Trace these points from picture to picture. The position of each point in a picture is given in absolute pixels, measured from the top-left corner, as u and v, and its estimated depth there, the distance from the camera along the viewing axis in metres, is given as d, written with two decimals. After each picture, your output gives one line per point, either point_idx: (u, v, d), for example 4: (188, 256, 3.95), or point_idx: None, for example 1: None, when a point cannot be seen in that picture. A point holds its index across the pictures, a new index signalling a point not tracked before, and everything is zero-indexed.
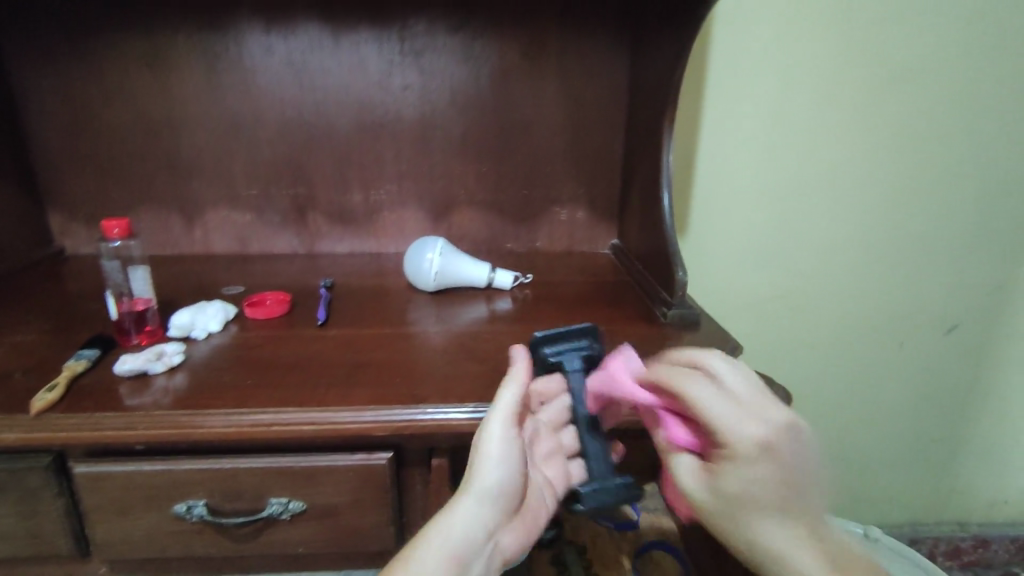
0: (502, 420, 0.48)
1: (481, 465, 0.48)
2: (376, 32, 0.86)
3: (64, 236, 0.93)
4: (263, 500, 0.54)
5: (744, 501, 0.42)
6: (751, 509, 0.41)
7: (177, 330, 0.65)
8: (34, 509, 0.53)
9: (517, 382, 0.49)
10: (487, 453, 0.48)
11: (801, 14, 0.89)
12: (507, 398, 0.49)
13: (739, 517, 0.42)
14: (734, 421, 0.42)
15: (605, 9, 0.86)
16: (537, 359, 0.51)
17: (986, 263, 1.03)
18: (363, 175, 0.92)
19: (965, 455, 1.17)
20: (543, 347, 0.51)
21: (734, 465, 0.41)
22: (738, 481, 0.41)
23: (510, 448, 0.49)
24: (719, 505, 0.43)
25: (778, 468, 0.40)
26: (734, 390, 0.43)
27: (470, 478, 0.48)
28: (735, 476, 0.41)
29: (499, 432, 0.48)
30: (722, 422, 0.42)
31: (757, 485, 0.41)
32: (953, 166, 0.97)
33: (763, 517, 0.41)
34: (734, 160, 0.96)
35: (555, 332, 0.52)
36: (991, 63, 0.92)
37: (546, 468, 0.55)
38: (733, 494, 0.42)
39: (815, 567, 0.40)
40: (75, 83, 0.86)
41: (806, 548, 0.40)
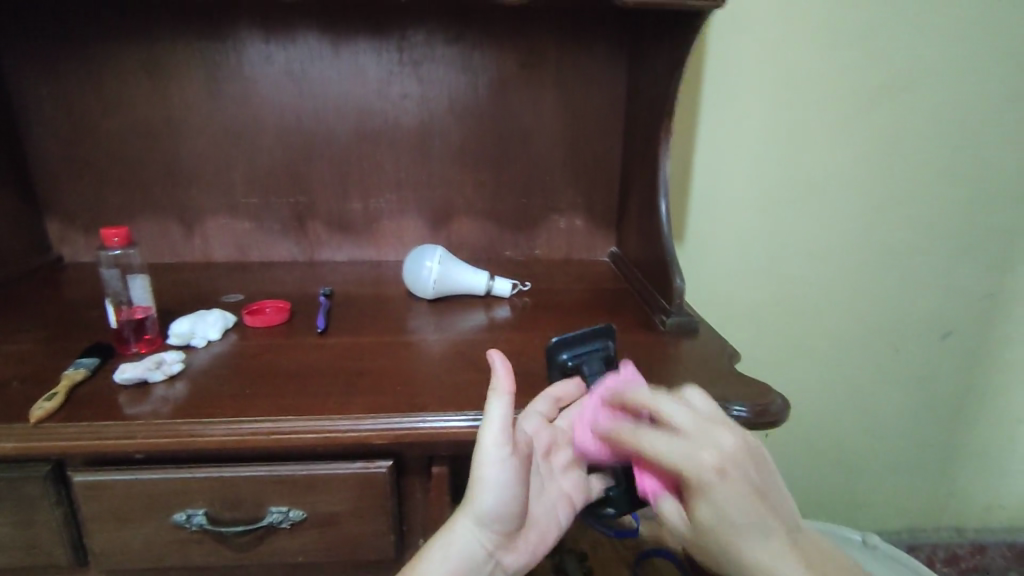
0: (494, 447, 0.45)
1: (477, 489, 0.46)
2: (375, 42, 0.87)
3: (62, 244, 0.93)
4: (263, 508, 0.54)
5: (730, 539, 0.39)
6: (735, 544, 0.39)
7: (176, 339, 0.65)
8: (32, 518, 0.53)
9: (502, 403, 0.45)
10: (481, 478, 0.46)
11: (795, 24, 0.90)
12: (494, 420, 0.45)
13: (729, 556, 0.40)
14: (689, 460, 0.39)
15: (602, 20, 0.87)
16: (553, 364, 0.54)
17: (980, 270, 1.04)
18: (362, 183, 0.93)
19: (962, 461, 1.17)
20: (561, 353, 0.54)
21: (706, 505, 0.39)
22: (714, 517, 0.39)
23: (511, 476, 0.46)
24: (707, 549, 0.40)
25: (742, 493, 0.39)
26: (681, 426, 0.41)
27: (468, 499, 0.47)
28: (709, 513, 0.39)
29: (491, 458, 0.45)
30: (680, 465, 0.39)
31: (734, 518, 0.39)
32: (947, 173, 0.98)
33: (749, 549, 0.39)
34: (730, 168, 0.97)
35: (571, 337, 0.54)
36: (982, 73, 0.94)
37: (563, 479, 0.52)
38: (712, 529, 0.39)
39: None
40: (75, 92, 0.87)
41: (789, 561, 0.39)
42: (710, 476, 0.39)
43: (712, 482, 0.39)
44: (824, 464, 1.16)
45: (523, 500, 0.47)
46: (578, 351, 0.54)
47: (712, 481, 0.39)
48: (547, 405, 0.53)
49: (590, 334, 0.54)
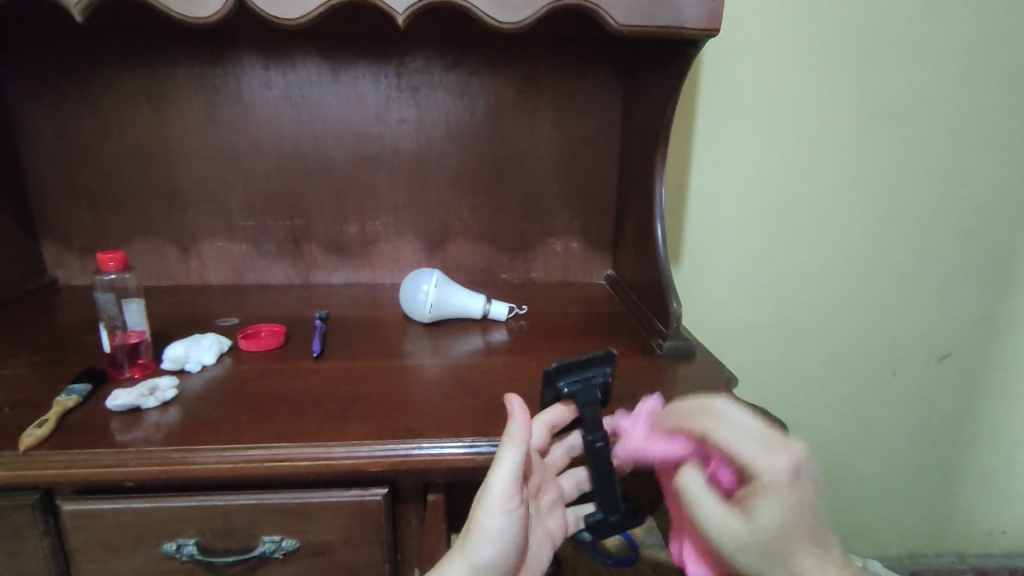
0: (499, 494, 0.44)
1: (476, 540, 0.44)
2: (373, 68, 0.87)
3: (57, 266, 0.93)
4: (257, 538, 0.53)
5: (773, 546, 0.42)
6: (771, 549, 0.42)
7: (171, 363, 0.65)
8: (19, 548, 0.52)
9: (512, 457, 0.44)
10: (484, 530, 0.44)
11: (787, 51, 0.92)
12: (505, 472, 0.44)
13: (757, 557, 0.43)
14: (763, 454, 0.43)
15: (597, 48, 0.89)
16: (549, 390, 0.51)
17: (975, 293, 1.04)
18: (359, 206, 0.93)
19: (962, 485, 1.16)
20: (559, 381, 0.50)
21: (761, 507, 0.42)
22: (773, 511, 0.42)
23: (511, 523, 0.45)
24: (741, 552, 0.43)
25: (804, 508, 0.42)
26: (756, 430, 0.44)
27: (464, 545, 0.45)
28: (767, 516, 0.42)
29: (496, 507, 0.44)
30: (759, 467, 0.42)
31: (785, 529, 0.42)
32: (938, 197, 0.99)
33: (783, 555, 0.42)
34: (725, 192, 0.98)
35: (571, 364, 0.50)
36: (972, 98, 0.95)
37: (548, 518, 0.52)
38: (767, 524, 0.42)
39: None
40: (75, 117, 0.87)
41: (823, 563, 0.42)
42: (782, 485, 0.41)
43: (782, 491, 0.41)
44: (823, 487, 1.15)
45: (519, 551, 0.46)
46: (577, 378, 0.51)
47: (781, 490, 0.41)
48: (541, 433, 0.51)
49: (592, 363, 0.50)
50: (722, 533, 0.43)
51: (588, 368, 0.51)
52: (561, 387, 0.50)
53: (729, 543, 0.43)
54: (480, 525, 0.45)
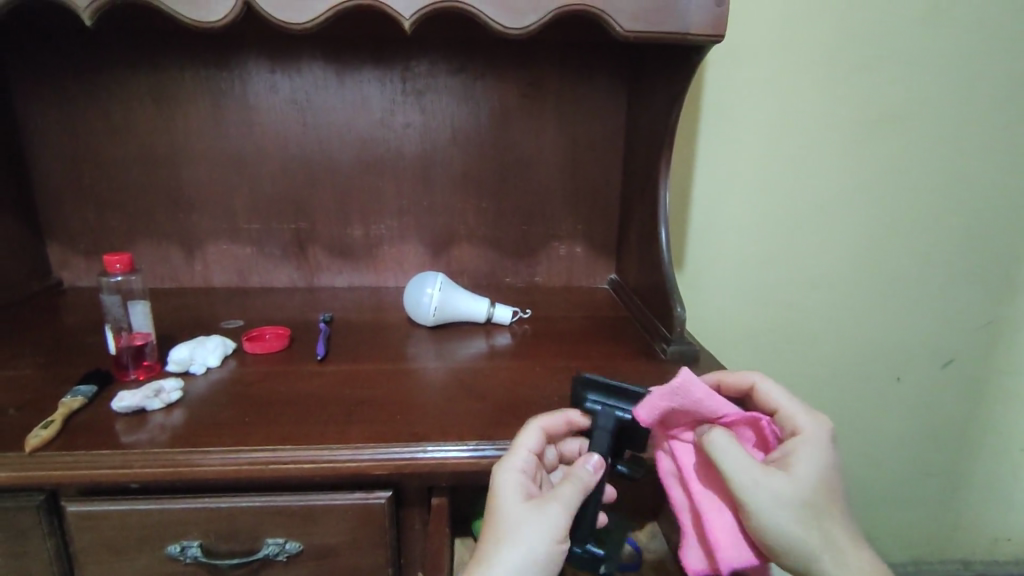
0: (562, 503, 0.44)
1: (519, 545, 0.43)
2: (378, 72, 0.88)
3: (62, 268, 0.93)
4: (260, 540, 0.53)
5: (814, 498, 0.46)
6: (812, 501, 0.46)
7: (175, 365, 0.65)
8: (23, 549, 0.52)
9: (582, 488, 0.45)
10: (528, 547, 0.43)
11: (791, 57, 0.92)
12: (570, 498, 0.44)
13: (801, 510, 0.45)
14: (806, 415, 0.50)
15: (602, 53, 0.89)
16: (578, 395, 0.52)
17: (980, 299, 1.04)
18: (364, 209, 0.93)
19: (966, 492, 1.16)
20: (589, 393, 0.51)
21: (803, 455, 0.47)
22: (815, 465, 0.47)
23: (559, 545, 0.44)
24: (787, 503, 0.45)
25: (833, 473, 0.48)
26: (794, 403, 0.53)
27: (497, 552, 0.43)
28: (809, 468, 0.47)
29: (552, 517, 0.44)
30: (800, 422, 0.50)
31: (823, 482, 0.47)
32: (943, 203, 0.99)
33: (819, 512, 0.46)
34: (728, 197, 0.98)
35: (607, 384, 0.50)
36: (976, 104, 0.95)
37: None
38: (812, 475, 0.46)
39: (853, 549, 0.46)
40: (82, 119, 0.88)
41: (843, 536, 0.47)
42: (820, 439, 0.49)
43: (820, 444, 0.48)
44: None
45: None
46: (608, 400, 0.50)
47: (820, 444, 0.48)
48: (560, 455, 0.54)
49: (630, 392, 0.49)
50: (772, 481, 0.45)
51: (623, 397, 0.50)
52: (589, 401, 0.51)
53: (777, 491, 0.45)
54: (522, 542, 0.43)
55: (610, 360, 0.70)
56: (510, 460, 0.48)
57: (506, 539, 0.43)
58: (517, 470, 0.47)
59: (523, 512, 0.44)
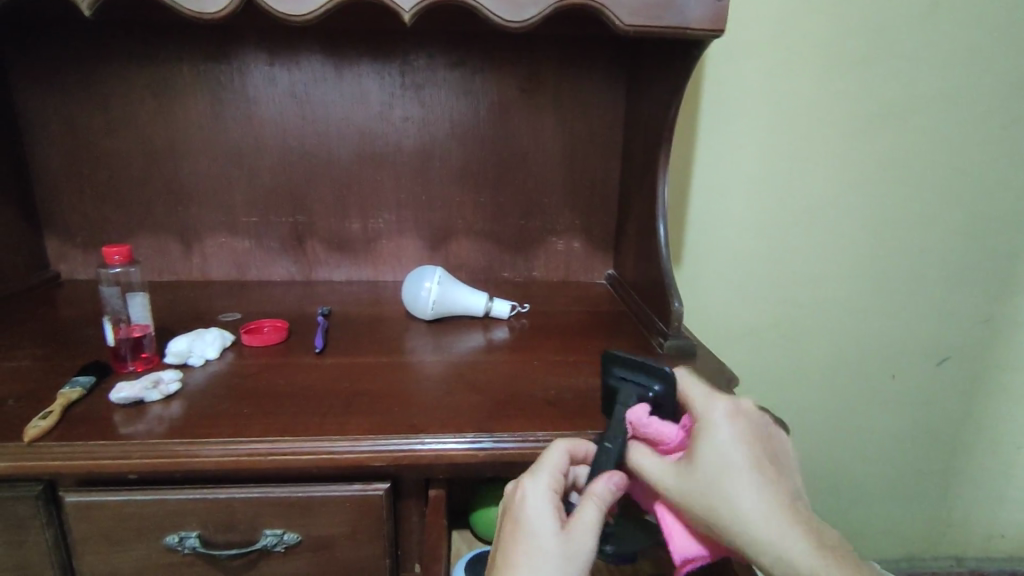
0: (588, 533, 0.41)
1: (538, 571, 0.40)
2: (378, 66, 0.88)
3: (60, 261, 0.93)
4: (258, 531, 0.53)
5: (717, 487, 0.41)
6: (729, 486, 0.41)
7: (174, 357, 0.65)
8: (21, 539, 0.52)
9: (603, 510, 0.42)
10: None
11: (789, 53, 0.92)
12: (592, 524, 0.42)
13: (722, 503, 0.41)
14: (706, 398, 0.45)
15: (602, 48, 0.89)
16: (607, 374, 0.53)
17: (976, 296, 1.04)
18: (363, 202, 0.93)
19: (960, 487, 1.16)
20: (616, 367, 0.52)
21: (703, 447, 0.42)
22: (715, 452, 0.42)
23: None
24: (701, 495, 0.42)
25: (743, 450, 0.42)
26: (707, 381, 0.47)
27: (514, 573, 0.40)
28: (709, 458, 0.42)
29: (576, 547, 0.41)
30: (700, 407, 0.45)
31: (728, 468, 0.41)
32: (940, 199, 1.00)
33: (747, 498, 0.40)
34: (726, 195, 0.98)
35: (632, 361, 0.51)
36: (974, 101, 0.95)
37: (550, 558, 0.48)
38: (712, 465, 0.42)
39: (793, 532, 0.39)
40: (80, 110, 0.88)
41: (781, 518, 0.40)
42: (719, 421, 0.43)
43: (721, 426, 0.43)
44: (820, 488, 1.16)
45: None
46: (637, 377, 0.51)
47: (724, 422, 0.43)
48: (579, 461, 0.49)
49: (653, 369, 0.49)
50: (672, 485, 0.43)
51: (651, 376, 0.50)
52: (616, 375, 0.52)
53: (692, 490, 0.42)
54: (546, 571, 0.40)
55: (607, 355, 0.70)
56: (539, 476, 0.45)
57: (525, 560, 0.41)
58: (547, 490, 0.44)
59: (551, 538, 0.41)
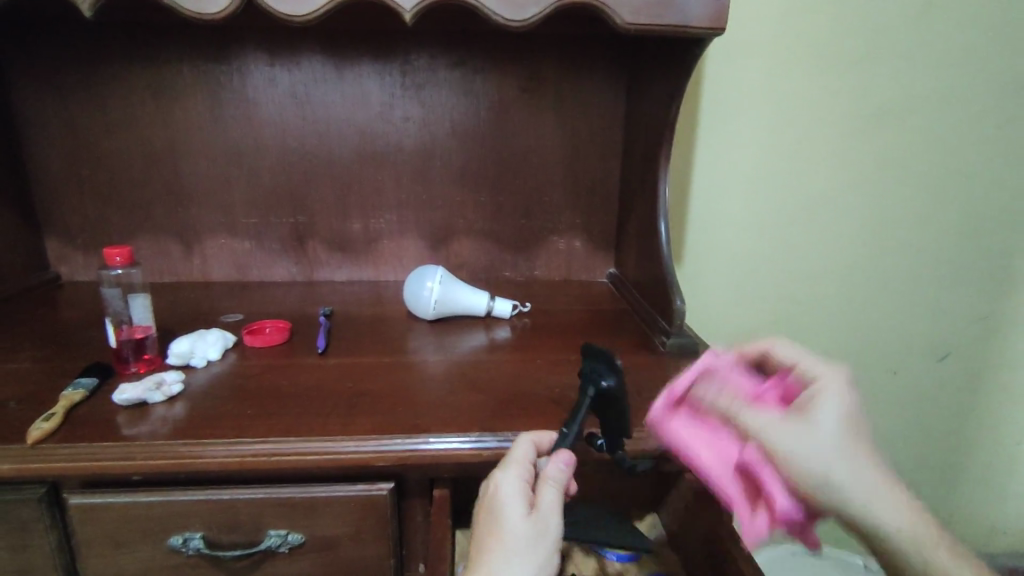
0: (554, 516, 0.45)
1: (515, 556, 0.43)
2: (378, 66, 0.88)
3: (60, 262, 0.93)
4: (262, 532, 0.53)
5: (836, 438, 0.43)
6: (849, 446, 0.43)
7: (176, 358, 0.65)
8: (25, 542, 0.52)
9: (561, 490, 0.46)
10: (530, 560, 0.43)
11: (789, 51, 0.93)
12: (555, 504, 0.45)
13: (835, 452, 0.43)
14: (817, 367, 0.48)
15: (602, 47, 0.89)
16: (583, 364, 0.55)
17: (977, 294, 1.04)
18: (364, 203, 0.93)
19: (962, 484, 1.16)
20: (586, 359, 0.54)
21: (823, 402, 0.45)
22: (832, 409, 0.44)
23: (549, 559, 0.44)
24: (821, 455, 0.43)
25: (855, 414, 0.45)
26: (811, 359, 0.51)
27: (493, 560, 0.42)
28: (827, 414, 0.44)
29: (545, 529, 0.44)
30: (816, 370, 0.48)
31: (846, 426, 0.44)
32: (939, 197, 1.00)
33: (858, 454, 0.43)
34: (726, 193, 0.98)
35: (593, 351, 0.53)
36: (974, 99, 0.96)
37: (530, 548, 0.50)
38: (829, 418, 0.44)
39: (887, 494, 0.43)
40: (79, 112, 0.87)
41: (880, 479, 0.43)
42: (837, 385, 0.46)
43: (839, 389, 0.46)
44: None
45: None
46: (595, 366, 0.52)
47: (839, 388, 0.46)
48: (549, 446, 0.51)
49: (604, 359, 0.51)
50: (787, 427, 0.44)
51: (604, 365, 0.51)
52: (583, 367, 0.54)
53: (810, 449, 0.43)
54: (520, 555, 0.43)
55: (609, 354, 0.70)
56: (508, 468, 0.47)
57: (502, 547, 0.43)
58: (518, 479, 0.46)
59: (523, 525, 0.44)
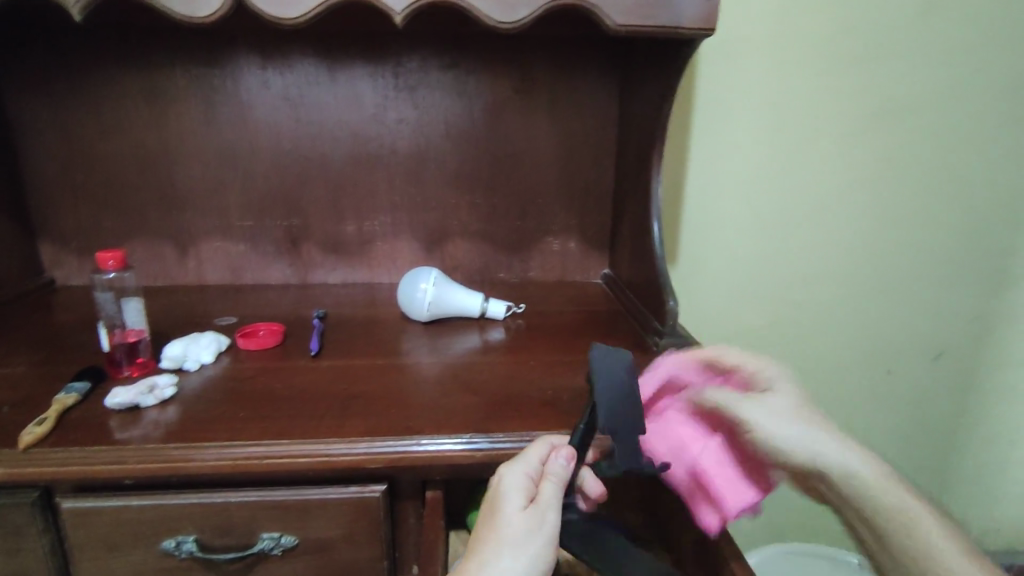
0: (552, 510, 0.45)
1: (512, 547, 0.42)
2: (371, 68, 0.88)
3: (54, 267, 0.93)
4: (255, 535, 0.53)
5: (796, 416, 0.48)
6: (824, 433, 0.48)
7: (169, 362, 0.65)
8: (18, 546, 0.52)
9: (562, 486, 0.46)
10: (526, 552, 0.43)
11: (782, 52, 0.93)
12: (553, 499, 0.45)
13: (802, 428, 0.48)
14: (756, 361, 0.53)
15: (594, 48, 0.89)
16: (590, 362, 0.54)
17: (970, 292, 1.05)
18: (358, 205, 0.93)
19: (958, 482, 1.17)
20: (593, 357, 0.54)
21: (774, 390, 0.50)
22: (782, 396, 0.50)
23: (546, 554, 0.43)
24: (807, 444, 0.47)
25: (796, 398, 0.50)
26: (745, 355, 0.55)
27: (490, 549, 0.42)
28: (779, 398, 0.50)
29: (544, 523, 0.44)
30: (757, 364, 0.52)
31: (797, 406, 0.50)
32: (932, 196, 1.00)
33: (816, 426, 0.48)
34: (720, 194, 0.99)
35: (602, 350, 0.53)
36: (965, 98, 0.96)
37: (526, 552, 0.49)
38: (784, 403, 0.49)
39: (856, 461, 0.47)
40: (72, 116, 0.87)
41: (846, 448, 0.48)
42: (775, 374, 0.52)
43: (779, 378, 0.51)
44: None
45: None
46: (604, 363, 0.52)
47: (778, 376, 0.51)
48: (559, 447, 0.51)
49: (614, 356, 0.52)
50: (758, 412, 0.48)
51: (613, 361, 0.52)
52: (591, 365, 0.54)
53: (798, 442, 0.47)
54: (517, 546, 0.42)
55: None
56: (514, 464, 0.48)
57: (499, 537, 0.43)
58: (522, 474, 0.47)
59: (522, 517, 0.44)
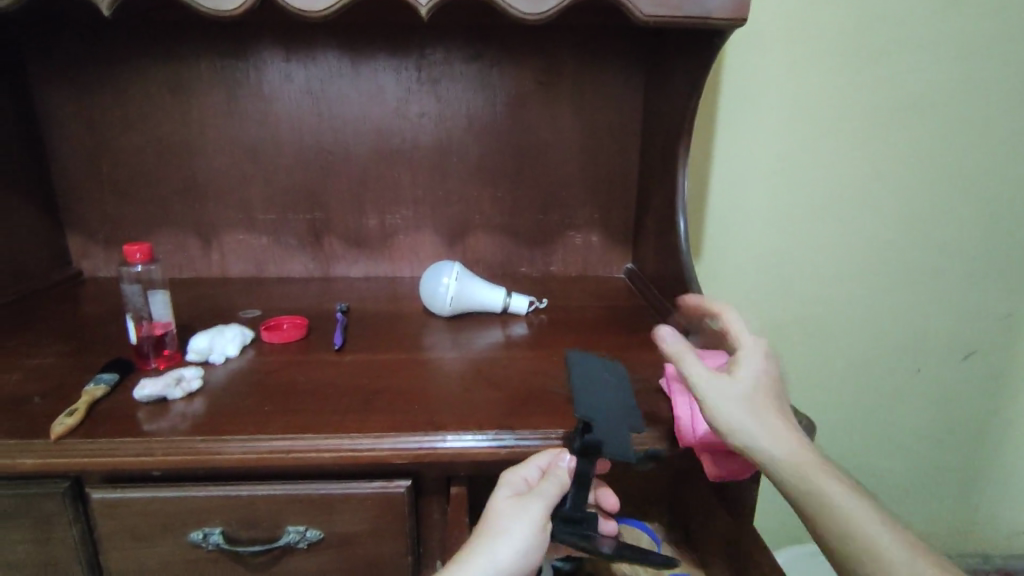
0: (545, 504, 0.46)
1: (500, 535, 0.44)
2: (394, 61, 0.87)
3: (82, 258, 0.94)
4: (281, 528, 0.53)
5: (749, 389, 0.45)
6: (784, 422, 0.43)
7: (195, 355, 0.65)
8: (49, 534, 0.53)
9: (561, 483, 0.48)
10: (512, 542, 0.44)
11: (812, 43, 0.90)
12: (550, 493, 0.47)
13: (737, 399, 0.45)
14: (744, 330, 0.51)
15: (621, 39, 0.88)
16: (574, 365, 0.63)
17: (1004, 290, 1.02)
18: (380, 199, 0.93)
19: (987, 484, 1.14)
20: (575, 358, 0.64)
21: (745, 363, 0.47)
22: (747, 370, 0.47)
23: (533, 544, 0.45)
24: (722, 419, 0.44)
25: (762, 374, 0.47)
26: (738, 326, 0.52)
27: (478, 538, 0.44)
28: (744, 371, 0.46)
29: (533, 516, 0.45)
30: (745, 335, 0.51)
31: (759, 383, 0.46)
32: (967, 191, 0.97)
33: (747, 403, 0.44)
34: (746, 188, 0.97)
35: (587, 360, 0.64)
36: (1003, 90, 0.93)
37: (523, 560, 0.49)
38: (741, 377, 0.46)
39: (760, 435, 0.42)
40: (99, 109, 0.88)
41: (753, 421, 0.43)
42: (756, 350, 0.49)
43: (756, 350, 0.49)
44: None
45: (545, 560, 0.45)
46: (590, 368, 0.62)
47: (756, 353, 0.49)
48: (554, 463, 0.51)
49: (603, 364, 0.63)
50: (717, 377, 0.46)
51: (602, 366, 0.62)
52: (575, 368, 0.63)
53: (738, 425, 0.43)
54: (504, 534, 0.44)
55: (627, 352, 0.69)
56: (518, 467, 0.50)
57: (488, 530, 0.44)
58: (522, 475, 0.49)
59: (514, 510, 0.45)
